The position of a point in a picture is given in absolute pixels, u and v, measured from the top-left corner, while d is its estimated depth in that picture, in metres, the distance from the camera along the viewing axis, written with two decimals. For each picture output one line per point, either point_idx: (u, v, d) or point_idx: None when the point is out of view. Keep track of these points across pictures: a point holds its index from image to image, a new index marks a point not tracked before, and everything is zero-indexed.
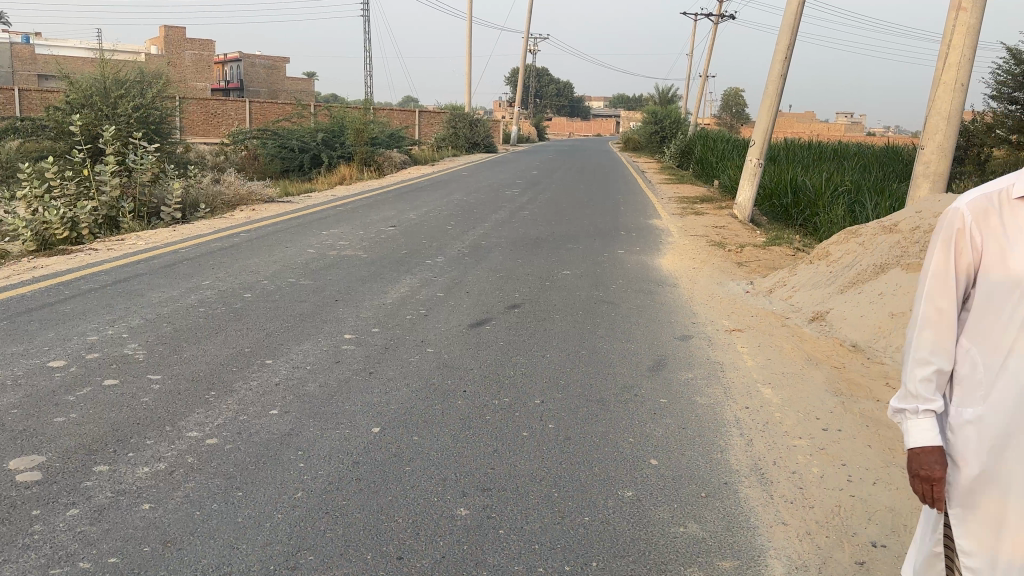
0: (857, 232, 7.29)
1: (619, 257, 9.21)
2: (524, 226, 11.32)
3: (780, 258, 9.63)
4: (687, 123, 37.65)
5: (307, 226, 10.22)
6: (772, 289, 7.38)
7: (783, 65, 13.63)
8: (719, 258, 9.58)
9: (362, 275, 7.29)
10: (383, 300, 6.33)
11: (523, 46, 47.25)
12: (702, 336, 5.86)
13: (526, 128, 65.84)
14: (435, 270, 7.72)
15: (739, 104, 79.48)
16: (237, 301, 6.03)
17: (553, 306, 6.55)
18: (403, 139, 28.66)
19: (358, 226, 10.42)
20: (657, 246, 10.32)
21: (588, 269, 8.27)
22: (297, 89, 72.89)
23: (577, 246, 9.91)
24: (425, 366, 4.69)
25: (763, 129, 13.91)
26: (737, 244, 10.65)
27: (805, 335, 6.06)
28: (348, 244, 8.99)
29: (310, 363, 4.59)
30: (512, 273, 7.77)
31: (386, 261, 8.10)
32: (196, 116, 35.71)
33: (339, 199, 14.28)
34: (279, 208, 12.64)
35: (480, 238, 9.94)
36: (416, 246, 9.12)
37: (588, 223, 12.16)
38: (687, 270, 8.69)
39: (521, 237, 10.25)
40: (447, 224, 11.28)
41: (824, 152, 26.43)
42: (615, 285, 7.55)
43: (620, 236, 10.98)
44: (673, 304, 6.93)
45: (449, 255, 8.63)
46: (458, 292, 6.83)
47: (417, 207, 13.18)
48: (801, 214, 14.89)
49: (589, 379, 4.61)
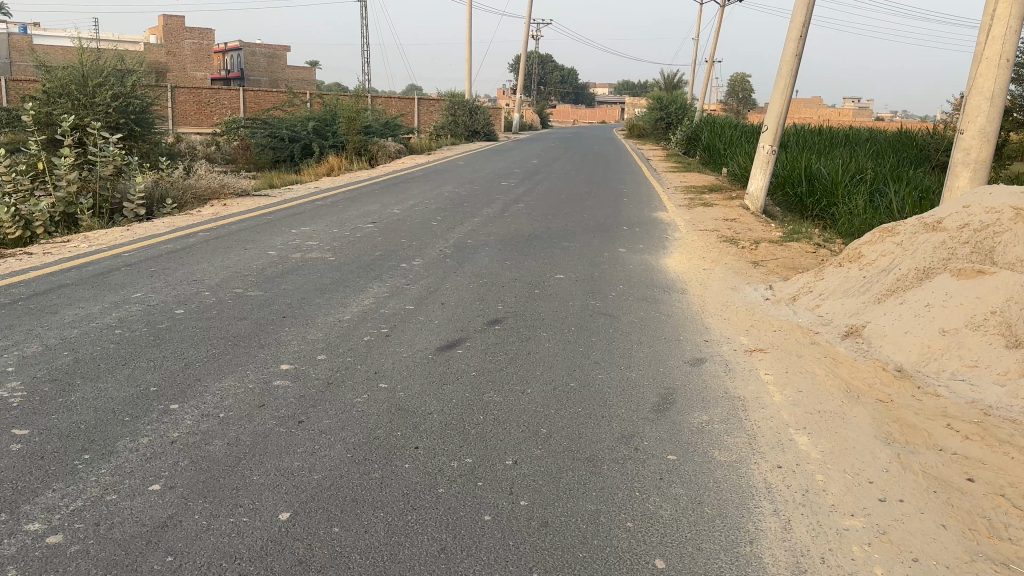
0: (894, 230, 6.27)
1: (619, 257, 8.24)
2: (517, 222, 10.35)
3: (800, 257, 8.63)
4: (693, 110, 36.64)
5: (276, 223, 9.26)
6: (796, 296, 6.40)
7: (797, 44, 12.55)
8: (731, 256, 8.58)
9: (322, 283, 6.34)
10: (338, 315, 5.37)
11: (525, 30, 46.02)
12: (716, 359, 4.89)
13: (529, 117, 64.81)
14: (407, 276, 6.77)
15: (746, 89, 78.09)
16: (163, 322, 5.08)
17: (540, 320, 5.58)
18: (400, 127, 27.64)
19: (332, 223, 9.46)
20: (663, 242, 9.35)
21: (584, 273, 7.30)
22: (297, 79, 71.91)
23: (573, 243, 8.93)
24: (370, 409, 3.73)
25: (776, 113, 12.88)
26: (751, 240, 9.65)
27: (839, 356, 5.09)
28: (317, 245, 8.03)
29: (225, 410, 3.65)
30: (496, 279, 6.80)
31: (355, 264, 7.15)
32: (188, 105, 34.72)
33: (322, 192, 13.32)
34: (253, 202, 11.68)
35: (465, 236, 8.98)
36: (393, 246, 8.16)
37: (588, 217, 11.17)
38: (696, 272, 7.71)
39: (512, 234, 9.28)
40: (433, 219, 10.31)
41: (836, 137, 25.32)
42: (615, 292, 6.58)
43: (622, 231, 10.00)
44: (681, 316, 5.95)
45: (427, 257, 7.67)
46: (430, 303, 5.88)
47: (403, 200, 12.21)
48: (818, 205, 13.88)
49: (576, 427, 3.65)
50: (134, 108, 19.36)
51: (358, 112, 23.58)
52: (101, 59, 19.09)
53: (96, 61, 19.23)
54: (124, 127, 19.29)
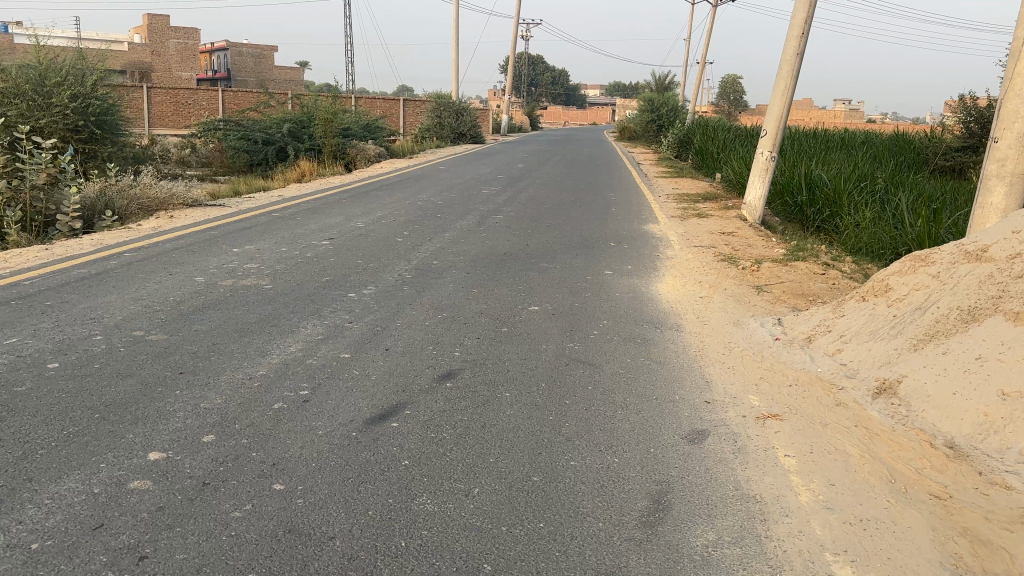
0: (928, 258, 5.26)
1: (604, 282, 7.23)
2: (492, 237, 9.32)
3: (808, 281, 7.65)
4: (685, 112, 35.77)
5: (219, 240, 8.20)
6: (812, 336, 5.40)
7: (799, 42, 11.56)
8: (731, 279, 7.57)
9: (247, 321, 5.28)
10: (252, 369, 4.32)
11: (513, 29, 44.90)
12: (722, 430, 3.86)
13: (519, 118, 63.80)
14: (352, 308, 5.73)
15: (737, 91, 77.30)
16: (25, 384, 4.01)
17: (504, 370, 4.56)
18: (381, 128, 26.55)
19: (282, 239, 8.40)
20: (654, 262, 8.33)
21: (563, 303, 6.27)
22: (284, 79, 70.69)
23: (553, 263, 7.90)
24: (248, 533, 2.69)
25: (777, 116, 11.92)
26: (753, 259, 8.65)
27: (873, 424, 4.09)
28: (256, 267, 6.97)
29: (45, 543, 2.61)
30: (458, 314, 5.77)
31: (294, 293, 6.10)
32: (164, 106, 33.46)
33: (286, 201, 12.26)
34: (205, 214, 10.61)
35: (431, 255, 7.94)
36: (345, 268, 7.11)
37: (571, 231, 10.16)
38: (693, 300, 6.68)
39: (485, 253, 8.25)
40: (399, 234, 9.27)
41: (831, 141, 24.41)
42: (597, 329, 5.55)
43: (608, 248, 8.98)
44: (677, 363, 4.93)
45: (382, 283, 6.63)
46: (372, 347, 4.83)
47: (370, 210, 11.15)
48: (821, 215, 12.92)
49: (533, 560, 2.62)
50: (93, 109, 18.22)
51: (336, 114, 22.47)
52: (57, 66, 18.10)
53: (53, 61, 18.13)
54: (85, 130, 18.12)
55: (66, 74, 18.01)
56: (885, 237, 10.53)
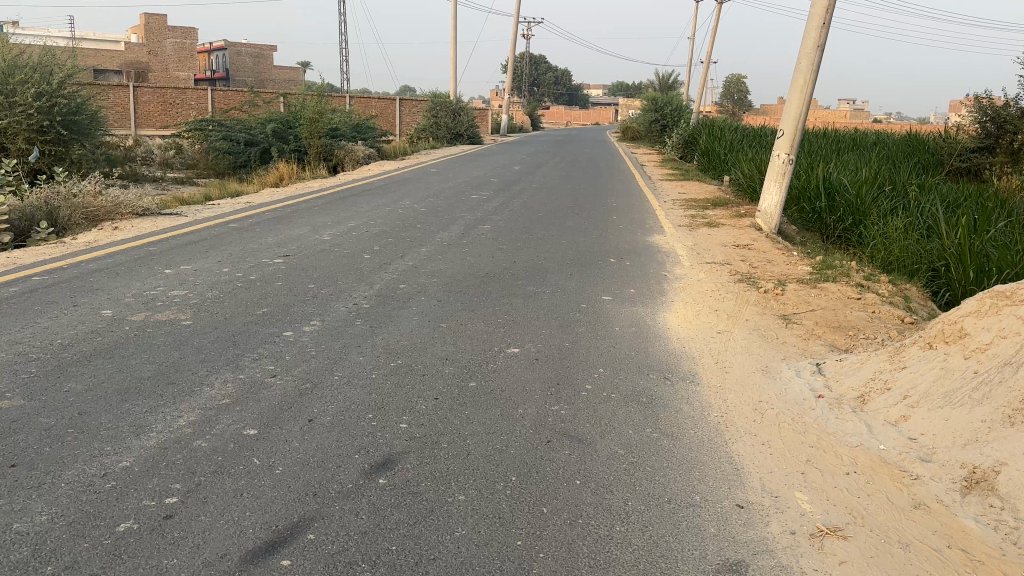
0: (1016, 295, 4.07)
1: (602, 311, 6.04)
2: (475, 252, 8.15)
3: (843, 309, 6.46)
4: (689, 112, 34.68)
5: (152, 260, 7.03)
6: (864, 394, 4.21)
7: (820, 33, 10.39)
8: (752, 306, 6.38)
9: (139, 378, 4.10)
10: (114, 462, 3.15)
11: (513, 27, 43.76)
12: (765, 563, 2.67)
13: (520, 118, 62.72)
14: (281, 353, 4.54)
15: (741, 91, 76.24)
16: None
17: (462, 450, 3.39)
18: (371, 130, 25.39)
19: (228, 257, 7.22)
20: (660, 283, 7.16)
21: (550, 343, 5.09)
22: (282, 79, 69.66)
23: (542, 287, 6.73)
24: None
25: (796, 115, 10.76)
26: (775, 279, 7.47)
27: (974, 545, 2.89)
28: (183, 296, 5.80)
29: None
30: (416, 359, 4.58)
31: (218, 332, 4.93)
32: (152, 105, 32.28)
33: (252, 208, 11.09)
34: (155, 225, 9.44)
35: (399, 277, 6.76)
36: (292, 295, 5.93)
37: (566, 244, 8.98)
38: (709, 336, 5.49)
39: (465, 273, 7.09)
40: (368, 248, 8.09)
41: (842, 141, 23.20)
42: (591, 382, 4.37)
43: (606, 266, 7.81)
44: (694, 435, 3.74)
45: (332, 315, 5.45)
46: (290, 415, 3.65)
47: (341, 220, 9.97)
48: (842, 224, 11.76)
49: None
50: (61, 108, 16.97)
51: (323, 113, 21.32)
52: (21, 63, 16.87)
53: (17, 56, 16.89)
54: (51, 131, 16.86)
55: (30, 70, 16.76)
56: (919, 249, 9.34)
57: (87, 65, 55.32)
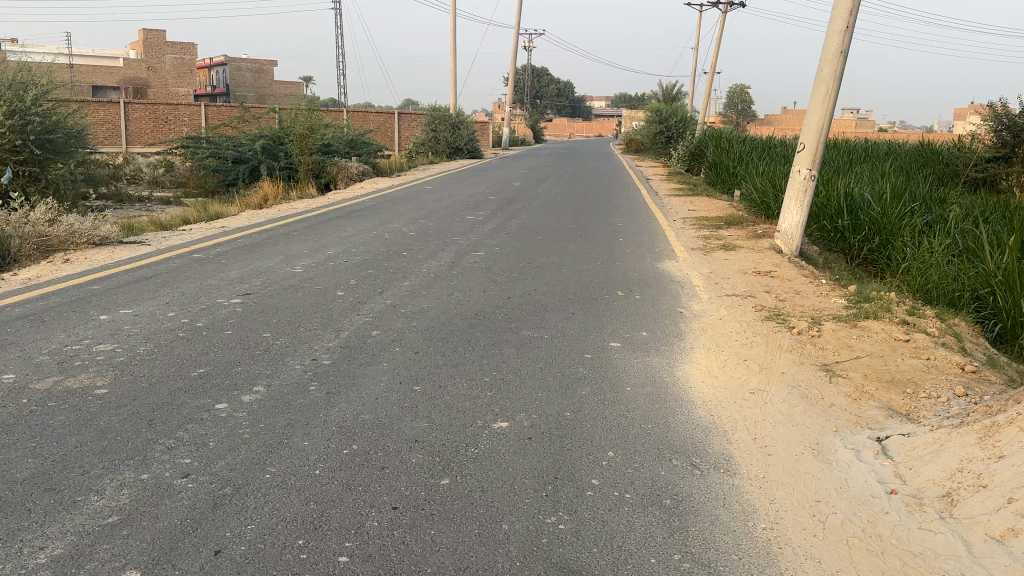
0: None
1: (609, 361, 5.09)
2: (464, 286, 7.20)
3: (894, 357, 5.47)
4: (695, 123, 33.77)
5: (88, 303, 6.08)
6: (952, 491, 3.22)
7: (843, 38, 9.46)
8: (787, 354, 5.40)
9: (11, 482, 3.15)
10: None
11: (514, 39, 43.00)
12: None
13: (522, 131, 61.93)
14: (204, 440, 3.59)
15: (744, 100, 75.54)
16: None
17: None
18: (367, 145, 24.53)
19: (178, 298, 6.27)
20: (676, 323, 6.20)
21: (546, 412, 4.13)
22: (282, 94, 69.02)
23: (539, 330, 5.77)
24: None
25: (817, 127, 9.82)
26: (808, 316, 6.50)
27: None
28: (109, 353, 4.85)
29: None
30: (376, 442, 3.62)
31: (137, 406, 3.98)
32: (144, 122, 31.55)
33: (225, 234, 10.16)
34: (112, 256, 8.52)
35: (372, 321, 5.79)
36: (240, 348, 4.99)
37: (568, 274, 8.02)
38: (740, 395, 4.53)
39: (451, 314, 6.13)
40: (344, 281, 7.14)
41: (853, 152, 22.22)
42: (597, 473, 3.41)
43: (614, 302, 6.85)
44: (737, 564, 2.76)
45: (284, 377, 4.48)
46: (190, 546, 2.70)
47: (319, 247, 9.02)
48: (868, 245, 10.81)
49: None
50: (36, 128, 16.05)
51: (314, 128, 20.42)
52: None
53: None
54: (25, 151, 15.94)
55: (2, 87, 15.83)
56: (960, 275, 8.35)
57: (85, 82, 54.77)
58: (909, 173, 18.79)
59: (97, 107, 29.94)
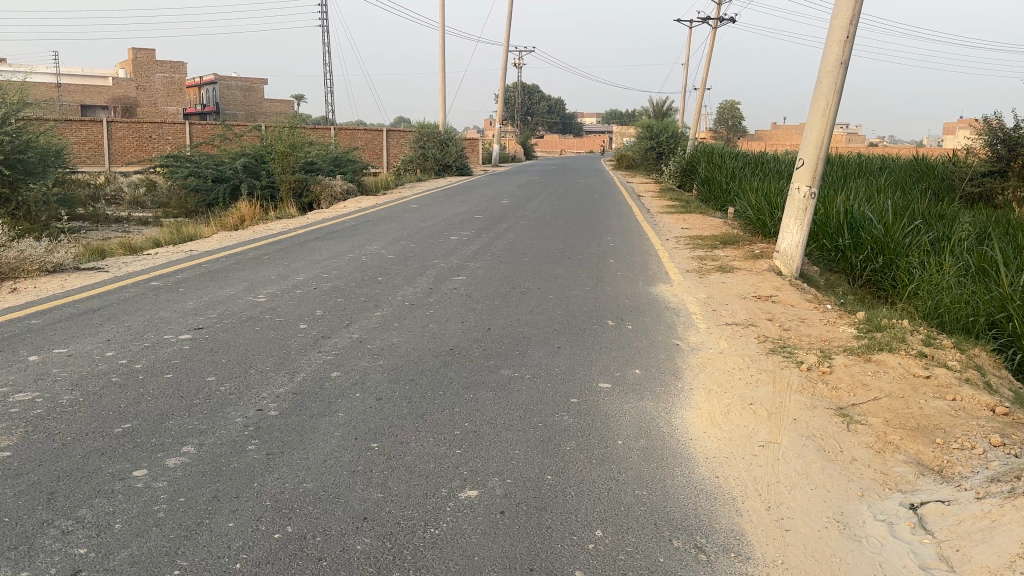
0: None
1: (597, 406, 4.50)
2: (440, 317, 6.60)
3: (918, 398, 4.89)
4: (686, 139, 33.38)
5: (17, 342, 5.45)
6: None
7: (843, 48, 8.97)
8: (798, 396, 4.82)
9: None
10: None
11: (504, 56, 42.67)
12: None
13: (513, 148, 61.61)
14: (109, 521, 2.98)
15: (734, 116, 75.49)
16: None
17: None
18: (353, 163, 23.98)
19: (121, 335, 5.65)
20: (673, 358, 5.62)
21: (522, 474, 3.53)
22: (271, 112, 68.65)
23: (520, 369, 5.17)
24: None
25: (818, 143, 9.30)
26: (816, 349, 5.93)
27: None
28: (25, 405, 4.22)
29: None
30: (315, 521, 3.01)
31: (39, 474, 3.36)
32: (127, 141, 30.96)
33: (191, 258, 9.56)
34: (63, 284, 7.90)
35: (333, 359, 5.17)
36: (177, 397, 4.37)
37: (555, 302, 7.43)
38: (747, 449, 3.95)
39: (423, 350, 5.52)
40: (309, 311, 6.53)
41: (847, 167, 21.75)
42: (581, 561, 2.80)
43: (604, 334, 6.27)
44: None
45: (221, 433, 3.87)
46: None
47: (288, 272, 8.42)
48: (871, 265, 10.28)
49: None
50: (4, 146, 15.44)
51: (296, 146, 19.87)
52: None
53: None
54: None
55: None
56: (974, 299, 7.81)
57: (71, 101, 54.23)
58: (904, 189, 18.32)
59: (78, 126, 29.34)
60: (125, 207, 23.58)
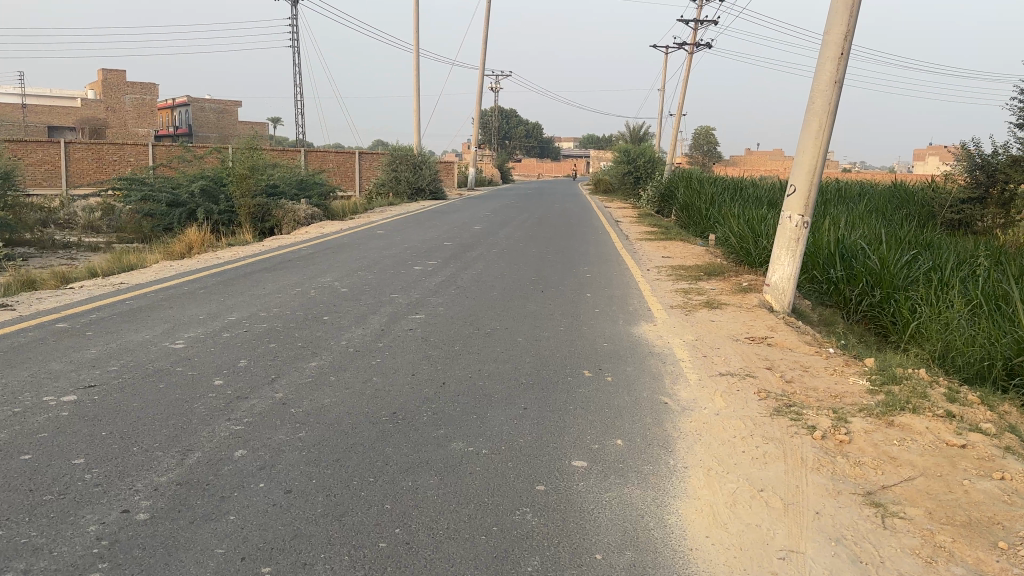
0: None
1: (570, 496, 3.56)
2: (385, 368, 5.62)
3: (960, 478, 3.98)
4: (663, 164, 32.75)
5: None
6: None
7: (836, 66, 8.20)
8: (817, 477, 3.91)
9: None
10: None
11: (480, 80, 42.04)
12: None
13: (489, 171, 60.90)
14: None
15: (710, 142, 75.49)
16: None
17: None
18: (319, 186, 22.99)
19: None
20: (660, 422, 4.69)
21: None
22: (244, 134, 67.46)
23: (473, 442, 4.19)
24: None
25: (810, 168, 8.51)
26: (827, 408, 5.04)
27: None
28: None
29: None
30: None
31: None
32: (86, 163, 29.73)
33: (117, 294, 8.50)
34: None
35: (244, 430, 4.18)
36: (24, 490, 3.37)
37: (523, 347, 6.49)
38: (763, 565, 3.02)
39: (358, 414, 4.53)
40: (232, 362, 5.53)
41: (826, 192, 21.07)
42: None
43: (578, 389, 5.33)
44: None
45: (61, 552, 2.87)
46: None
47: (220, 311, 7.40)
48: (867, 299, 9.47)
49: None
50: None
51: (256, 169, 18.86)
52: None
53: None
54: None
55: None
56: (989, 341, 6.97)
57: (36, 123, 52.78)
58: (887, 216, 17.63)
59: (35, 147, 28.08)
60: (78, 232, 22.37)
